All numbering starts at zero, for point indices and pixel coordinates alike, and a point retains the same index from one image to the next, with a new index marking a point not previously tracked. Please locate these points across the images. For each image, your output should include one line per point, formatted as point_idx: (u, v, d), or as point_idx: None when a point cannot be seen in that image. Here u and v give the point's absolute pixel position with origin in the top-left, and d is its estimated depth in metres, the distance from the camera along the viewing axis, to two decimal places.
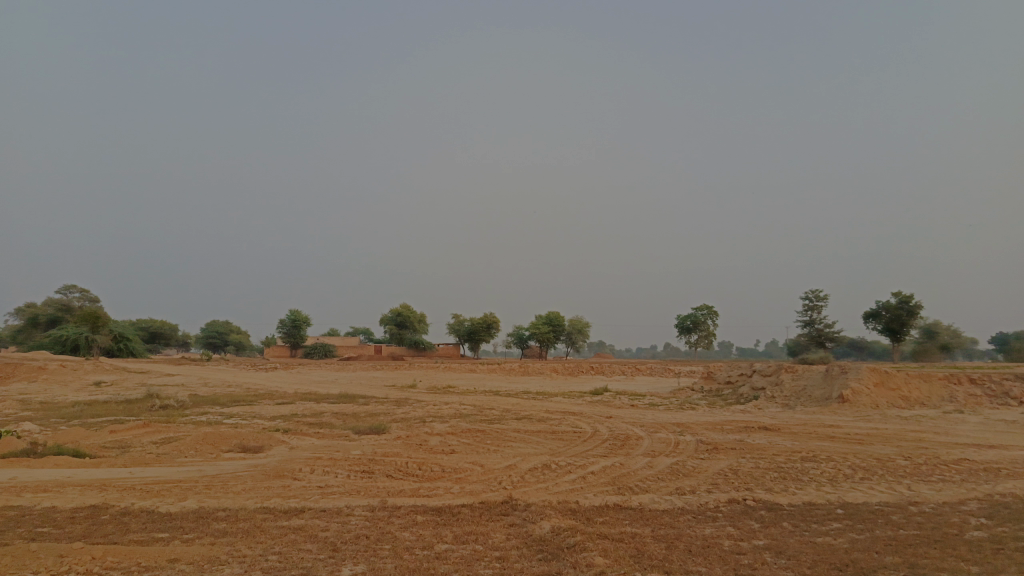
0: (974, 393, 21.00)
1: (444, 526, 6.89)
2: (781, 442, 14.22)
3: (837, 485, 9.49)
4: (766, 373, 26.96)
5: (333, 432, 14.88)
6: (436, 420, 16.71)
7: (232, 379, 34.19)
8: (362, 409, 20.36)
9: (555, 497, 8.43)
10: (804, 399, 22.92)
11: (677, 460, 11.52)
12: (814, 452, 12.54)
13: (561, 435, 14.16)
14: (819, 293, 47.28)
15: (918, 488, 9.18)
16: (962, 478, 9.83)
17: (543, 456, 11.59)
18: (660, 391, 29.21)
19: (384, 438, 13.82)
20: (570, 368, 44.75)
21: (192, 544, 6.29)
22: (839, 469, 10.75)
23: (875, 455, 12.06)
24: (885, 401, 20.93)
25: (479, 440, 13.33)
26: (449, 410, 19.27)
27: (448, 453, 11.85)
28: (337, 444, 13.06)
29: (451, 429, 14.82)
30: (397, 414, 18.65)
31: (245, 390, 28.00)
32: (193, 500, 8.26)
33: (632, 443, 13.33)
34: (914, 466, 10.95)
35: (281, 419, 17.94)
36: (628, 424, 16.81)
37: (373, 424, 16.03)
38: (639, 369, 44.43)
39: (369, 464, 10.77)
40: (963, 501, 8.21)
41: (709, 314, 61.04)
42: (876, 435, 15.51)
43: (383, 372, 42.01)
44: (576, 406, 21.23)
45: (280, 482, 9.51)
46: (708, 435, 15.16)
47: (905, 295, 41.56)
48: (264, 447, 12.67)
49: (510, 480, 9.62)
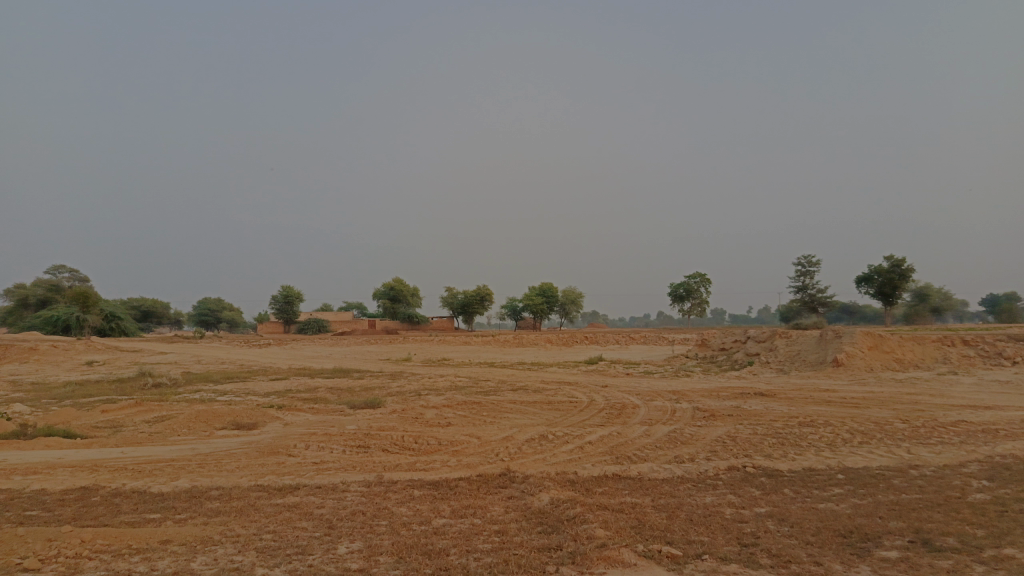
0: (967, 353, 21.05)
1: (442, 500, 6.79)
2: (777, 407, 14.20)
3: (836, 450, 9.43)
4: (759, 339, 26.97)
5: (328, 406, 14.77)
6: (431, 393, 16.62)
7: (225, 357, 33.98)
8: (357, 383, 20.24)
9: (554, 468, 8.33)
10: (799, 364, 22.94)
11: (674, 428, 11.44)
12: (812, 416, 12.51)
13: (558, 405, 14.08)
14: (811, 258, 47.27)
15: (917, 450, 9.13)
16: (960, 440, 9.78)
17: (541, 427, 11.50)
18: (655, 359, 29.19)
19: (379, 411, 13.72)
20: (564, 338, 44.74)
21: (185, 525, 6.17)
22: (837, 434, 10.70)
23: (873, 419, 12.03)
24: (880, 364, 20.96)
25: (476, 412, 13.24)
26: (445, 383, 19.18)
27: (444, 426, 11.75)
28: (332, 419, 12.95)
29: (447, 402, 14.73)
30: (392, 388, 18.58)
31: (237, 367, 27.83)
32: (185, 479, 8.13)
33: (629, 411, 13.27)
34: (911, 429, 10.92)
35: (275, 395, 17.80)
36: (624, 393, 16.76)
37: (368, 399, 15.94)
38: (633, 338, 44.42)
39: (365, 439, 10.65)
40: (963, 463, 8.15)
41: (703, 281, 61.06)
42: (871, 398, 15.52)
43: (377, 346, 41.89)
44: (571, 376, 21.22)
45: (274, 459, 9.39)
46: (705, 402, 15.12)
47: (897, 258, 41.57)
48: (258, 424, 12.56)
49: (507, 451, 9.52)
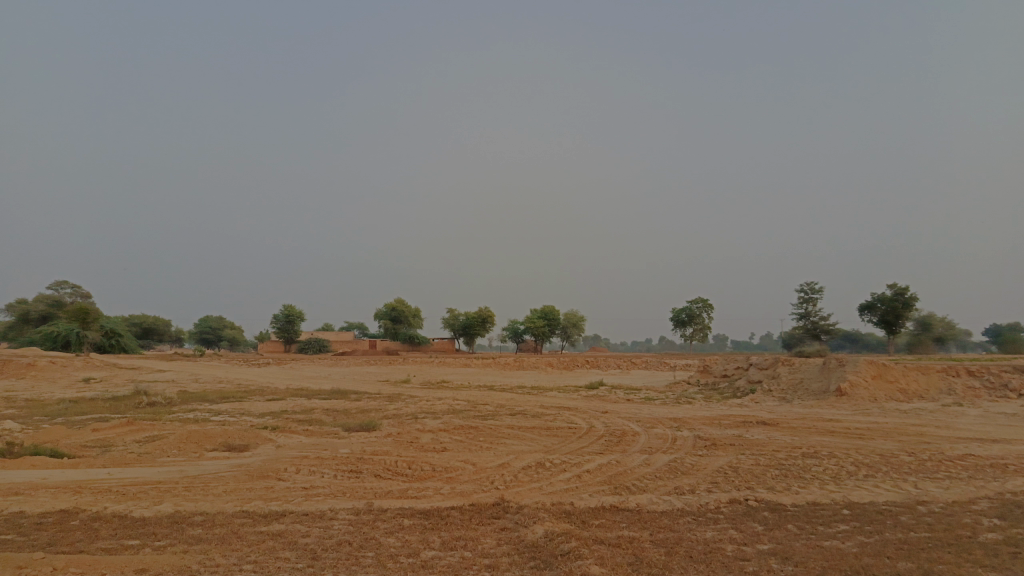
0: (973, 385, 20.71)
1: (432, 530, 6.55)
2: (780, 437, 13.91)
3: (841, 483, 9.16)
4: (762, 367, 26.68)
5: (322, 429, 14.52)
6: (428, 417, 16.35)
7: (224, 376, 33.75)
8: (353, 405, 19.97)
9: (550, 498, 8.08)
10: (801, 392, 22.63)
11: (675, 457, 11.17)
12: (815, 447, 12.22)
13: (556, 431, 13.82)
14: (814, 285, 47.06)
15: (925, 486, 8.84)
16: (968, 475, 9.50)
17: (538, 454, 11.24)
18: (656, 385, 28.86)
19: (374, 435, 13.46)
20: (565, 362, 44.43)
21: (164, 552, 5.94)
22: (842, 466, 10.42)
23: (878, 451, 11.75)
24: (883, 394, 20.66)
25: (472, 437, 12.98)
26: (443, 406, 18.88)
27: (439, 451, 11.48)
28: (326, 442, 12.70)
29: (444, 426, 14.48)
30: (389, 410, 18.31)
31: (235, 386, 27.56)
32: (169, 504, 7.91)
33: (629, 439, 13.00)
34: (918, 462, 10.63)
35: (270, 416, 17.56)
36: (624, 419, 16.47)
37: (363, 421, 15.69)
38: (634, 363, 44.05)
39: (357, 463, 10.41)
40: (973, 500, 7.88)
41: (705, 307, 60.84)
42: (876, 429, 15.21)
43: (377, 367, 41.64)
44: (571, 400, 20.93)
45: (263, 483, 9.16)
46: (706, 430, 14.84)
47: (900, 287, 41.36)
48: (250, 446, 12.33)
49: (502, 479, 9.26)
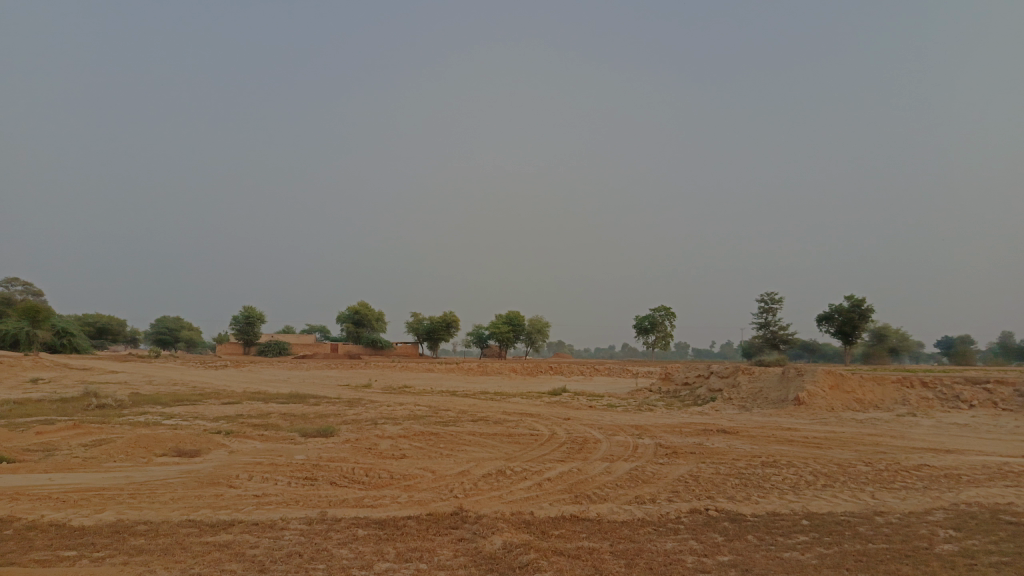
0: (926, 396, 21.09)
1: (387, 541, 6.35)
2: (740, 445, 13.97)
3: (800, 493, 9.18)
4: (722, 375, 26.90)
5: (278, 434, 14.15)
6: (388, 422, 16.08)
7: (179, 378, 32.92)
8: (312, 410, 19.57)
9: (509, 507, 7.92)
10: (760, 401, 22.84)
11: (635, 466, 11.10)
12: (775, 456, 12.27)
13: (518, 438, 13.67)
14: (774, 296, 47.78)
15: (881, 496, 8.91)
16: (923, 485, 9.60)
17: (498, 461, 11.08)
18: (618, 392, 28.89)
19: (331, 441, 13.17)
20: (529, 368, 44.32)
21: (102, 564, 5.63)
22: (800, 475, 10.47)
23: (836, 460, 11.84)
24: (840, 404, 20.95)
25: (432, 444, 12.76)
26: (403, 412, 18.59)
27: (397, 458, 11.23)
28: (281, 447, 12.38)
29: (403, 432, 14.23)
30: (348, 415, 17.96)
31: (190, 389, 26.85)
32: (111, 512, 7.56)
33: (590, 446, 12.92)
34: (874, 472, 10.72)
35: (225, 420, 17.10)
36: (586, 426, 16.38)
37: (321, 426, 15.35)
38: (597, 369, 44.16)
39: (312, 471, 10.14)
40: (928, 511, 7.95)
41: (667, 315, 61.35)
42: (834, 439, 15.36)
43: (338, 371, 41.02)
44: (533, 407, 20.81)
45: (213, 491, 8.85)
46: (667, 438, 14.84)
47: (857, 299, 42.20)
48: (201, 451, 11.94)
49: (462, 487, 9.08)
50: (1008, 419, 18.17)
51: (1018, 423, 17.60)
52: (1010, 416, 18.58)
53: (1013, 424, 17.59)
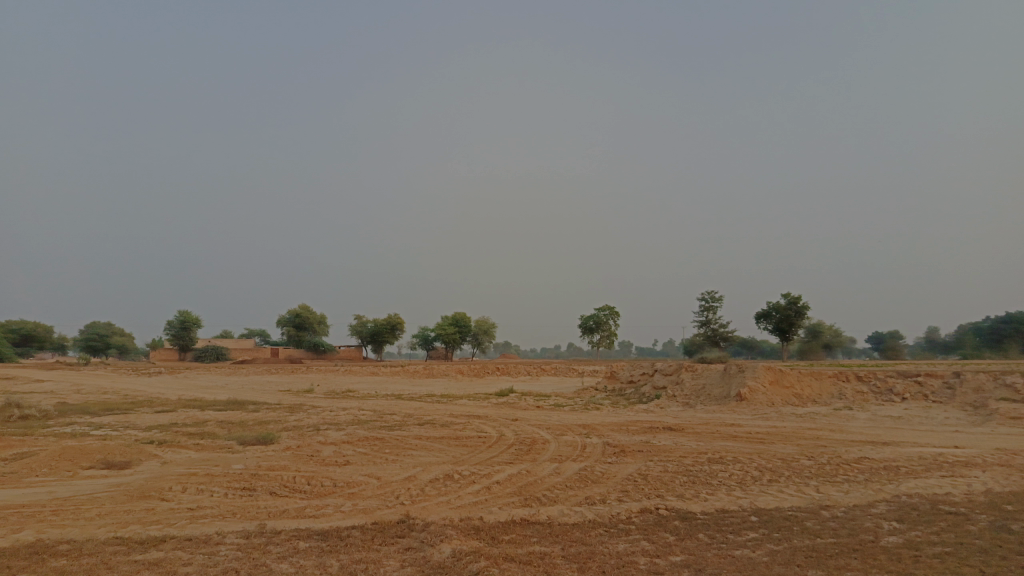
0: (861, 390, 21.69)
1: (330, 553, 6.06)
2: (686, 442, 14.06)
3: (747, 489, 9.23)
4: (666, 373, 27.21)
5: (214, 443, 13.60)
6: (331, 428, 15.64)
7: (109, 386, 31.57)
8: (251, 416, 18.94)
9: (458, 513, 7.69)
10: (704, 398, 23.16)
11: (585, 466, 11.02)
12: (720, 453, 12.36)
13: (465, 441, 13.46)
14: (713, 295, 48.73)
15: (826, 490, 9.01)
16: (865, 479, 9.77)
17: (445, 465, 10.85)
18: (565, 392, 28.92)
19: (271, 448, 12.72)
20: (475, 369, 44.10)
21: None
22: (747, 471, 10.54)
23: (780, 455, 11.99)
24: (780, 399, 21.40)
25: (378, 449, 12.44)
26: (346, 417, 18.13)
27: (341, 465, 10.90)
28: (217, 457, 11.88)
29: (347, 437, 13.85)
30: (289, 421, 17.41)
31: (121, 397, 25.73)
32: (30, 531, 7.05)
33: (539, 447, 12.80)
34: (817, 466, 10.90)
35: (158, 429, 16.38)
36: (533, 427, 16.26)
37: (260, 434, 14.84)
38: (543, 369, 44.21)
39: (251, 481, 9.72)
40: (872, 504, 8.06)
41: (611, 314, 61.94)
42: (776, 433, 15.62)
43: (278, 376, 40.00)
44: (480, 409, 20.61)
45: (143, 505, 8.37)
46: (614, 436, 14.82)
47: (793, 296, 43.36)
48: (132, 462, 11.36)
49: (408, 494, 8.81)
50: (938, 411, 18.81)
51: (948, 415, 18.22)
52: (940, 408, 19.25)
53: (942, 415, 18.22)
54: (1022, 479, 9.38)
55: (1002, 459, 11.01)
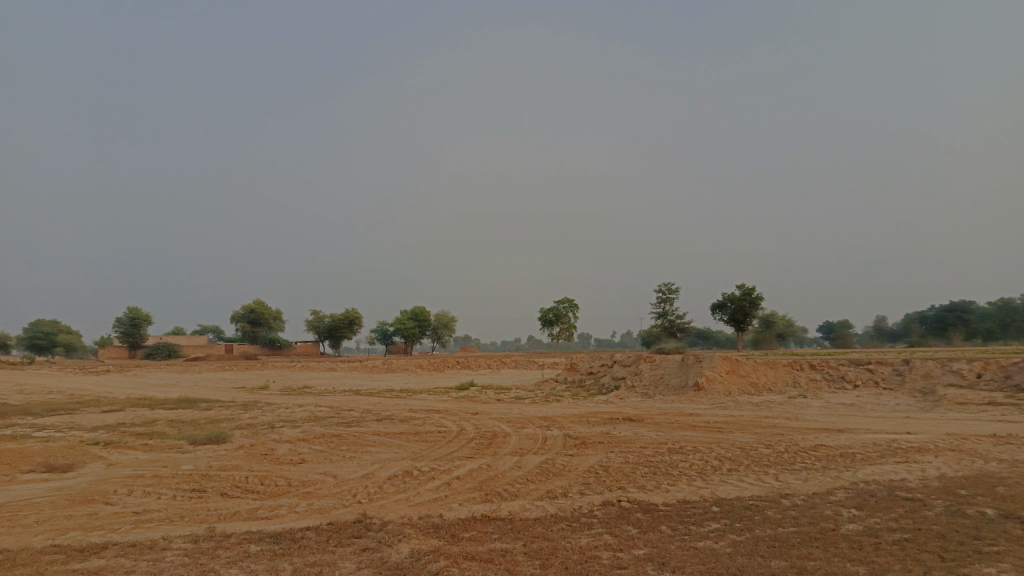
0: (815, 377, 22.08)
1: (282, 556, 5.83)
2: (646, 432, 14.09)
3: (708, 479, 9.22)
4: (625, 364, 27.32)
5: (164, 443, 13.14)
6: (287, 425, 15.27)
7: (53, 385, 30.39)
8: (203, 415, 18.37)
9: (417, 511, 7.48)
10: (662, 388, 23.32)
11: (546, 459, 10.92)
12: (680, 442, 12.39)
13: (424, 437, 13.23)
14: (670, 286, 49.20)
15: (785, 478, 9.05)
16: (823, 466, 9.86)
17: (405, 462, 10.63)
18: (525, 384, 28.84)
19: (224, 448, 12.32)
20: (435, 363, 43.76)
21: None
22: (707, 461, 10.57)
23: (738, 444, 12.07)
24: (736, 388, 21.66)
25: (335, 446, 12.16)
26: (303, 414, 17.74)
27: (296, 463, 10.61)
28: (166, 457, 11.45)
29: (304, 435, 13.53)
30: (243, 419, 16.95)
31: (67, 397, 24.80)
32: None
33: (499, 441, 12.67)
34: (775, 454, 10.99)
35: (104, 429, 15.79)
36: (494, 420, 16.14)
37: (212, 433, 14.38)
38: (503, 362, 44.07)
39: (201, 482, 9.37)
40: (830, 491, 8.11)
41: (571, 306, 62.14)
42: (734, 422, 15.76)
43: (232, 373, 39.04)
44: (440, 403, 20.39)
45: (86, 510, 7.99)
46: (575, 428, 14.79)
47: (748, 287, 44.00)
48: (75, 465, 10.88)
49: (365, 492, 8.57)
50: (889, 397, 19.22)
51: (898, 401, 18.63)
52: (890, 394, 19.68)
53: (893, 401, 18.63)
54: (973, 463, 9.57)
55: (952, 444, 11.24)
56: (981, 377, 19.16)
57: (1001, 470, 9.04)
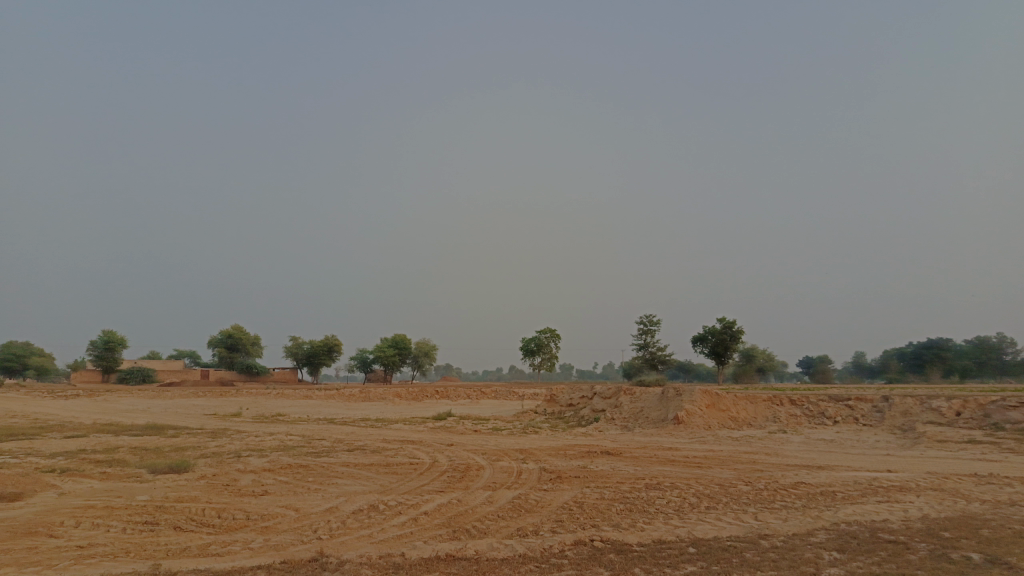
0: (795, 413, 21.84)
1: None
2: (623, 467, 13.75)
3: (685, 518, 8.88)
4: (605, 396, 26.98)
5: (122, 471, 12.59)
6: (253, 455, 14.75)
7: (18, 409, 29.48)
8: (168, 442, 17.77)
9: (378, 549, 7.08)
10: (642, 421, 22.99)
11: (519, 494, 10.53)
12: (658, 478, 12.06)
13: (395, 469, 12.80)
14: (652, 318, 49.16)
15: (765, 518, 8.74)
16: (803, 505, 9.58)
17: (371, 495, 10.20)
18: (504, 415, 28.41)
19: (184, 477, 11.82)
20: (413, 392, 43.15)
21: None
22: (684, 498, 10.25)
23: (717, 480, 11.77)
24: (716, 422, 21.40)
25: (300, 478, 11.71)
26: (272, 443, 17.22)
27: (257, 496, 10.15)
28: (122, 487, 10.93)
29: (269, 465, 13.05)
30: (209, 448, 16.39)
31: (30, 421, 24.01)
32: None
33: (472, 474, 12.27)
34: (754, 492, 10.70)
35: (63, 456, 15.19)
36: (469, 452, 15.72)
37: (174, 461, 13.85)
38: (483, 392, 43.61)
39: (154, 514, 8.90)
40: (811, 532, 7.82)
41: (552, 336, 61.84)
42: (713, 457, 15.45)
43: (205, 400, 38.15)
44: (415, 433, 19.94)
45: (27, 543, 7.51)
46: (551, 461, 14.41)
47: (729, 320, 44.05)
48: (24, 493, 10.34)
49: (327, 527, 8.17)
50: (869, 434, 19.03)
51: (878, 438, 18.43)
52: (870, 431, 19.49)
53: (873, 439, 18.41)
54: (956, 504, 9.33)
55: (934, 483, 11.01)
56: (960, 415, 19.05)
57: (985, 511, 8.80)
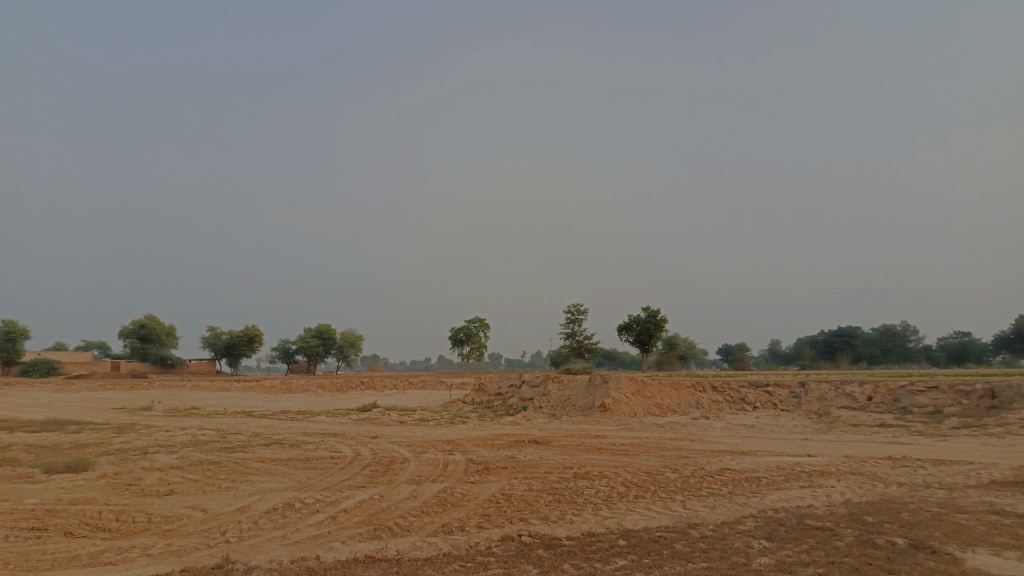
0: (717, 399, 22.20)
1: None
2: (551, 456, 13.57)
3: (614, 508, 8.71)
4: (533, 385, 26.85)
5: (11, 472, 11.55)
6: (160, 451, 13.83)
7: None
8: (67, 439, 16.56)
9: (291, 552, 6.59)
10: (569, 409, 22.99)
11: (445, 487, 10.14)
12: (586, 467, 11.89)
13: (315, 463, 12.21)
14: (579, 307, 49.50)
15: (693, 506, 8.67)
16: (729, 492, 9.56)
17: (288, 492, 9.63)
18: (431, 406, 27.90)
19: (82, 477, 10.92)
20: (337, 383, 42.21)
21: None
22: (613, 487, 10.10)
23: (644, 468, 11.69)
24: (642, 409, 21.55)
25: (211, 475, 10.99)
26: (183, 438, 16.25)
27: (162, 496, 9.44)
28: (10, 489, 10.00)
29: (178, 462, 12.22)
30: (112, 444, 15.29)
31: None
32: None
33: (397, 467, 11.82)
34: (681, 479, 10.66)
35: None
36: (393, 444, 15.23)
37: (72, 460, 12.82)
38: (410, 382, 43.01)
39: (43, 519, 8.11)
40: (739, 520, 7.77)
41: (481, 326, 61.56)
42: (639, 445, 15.45)
43: (115, 393, 36.18)
44: (338, 425, 19.29)
45: None
46: (479, 452, 14.09)
47: (653, 309, 44.74)
48: None
49: (236, 529, 7.60)
50: (787, 419, 19.51)
51: (795, 423, 18.92)
52: (788, 416, 20.00)
53: (791, 423, 18.86)
54: (875, 487, 9.49)
55: (852, 467, 11.23)
56: (871, 400, 19.75)
57: (902, 494, 8.97)
